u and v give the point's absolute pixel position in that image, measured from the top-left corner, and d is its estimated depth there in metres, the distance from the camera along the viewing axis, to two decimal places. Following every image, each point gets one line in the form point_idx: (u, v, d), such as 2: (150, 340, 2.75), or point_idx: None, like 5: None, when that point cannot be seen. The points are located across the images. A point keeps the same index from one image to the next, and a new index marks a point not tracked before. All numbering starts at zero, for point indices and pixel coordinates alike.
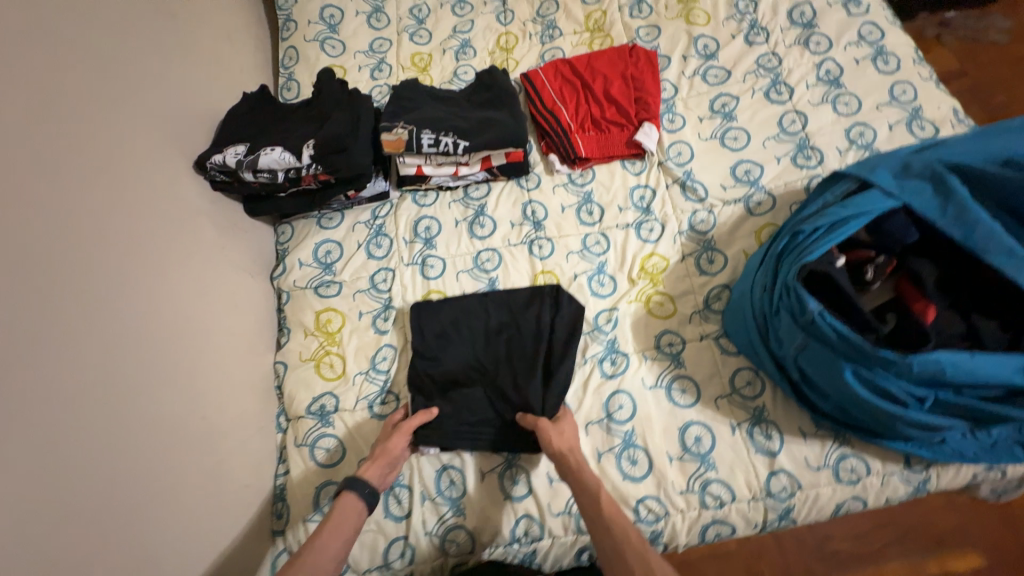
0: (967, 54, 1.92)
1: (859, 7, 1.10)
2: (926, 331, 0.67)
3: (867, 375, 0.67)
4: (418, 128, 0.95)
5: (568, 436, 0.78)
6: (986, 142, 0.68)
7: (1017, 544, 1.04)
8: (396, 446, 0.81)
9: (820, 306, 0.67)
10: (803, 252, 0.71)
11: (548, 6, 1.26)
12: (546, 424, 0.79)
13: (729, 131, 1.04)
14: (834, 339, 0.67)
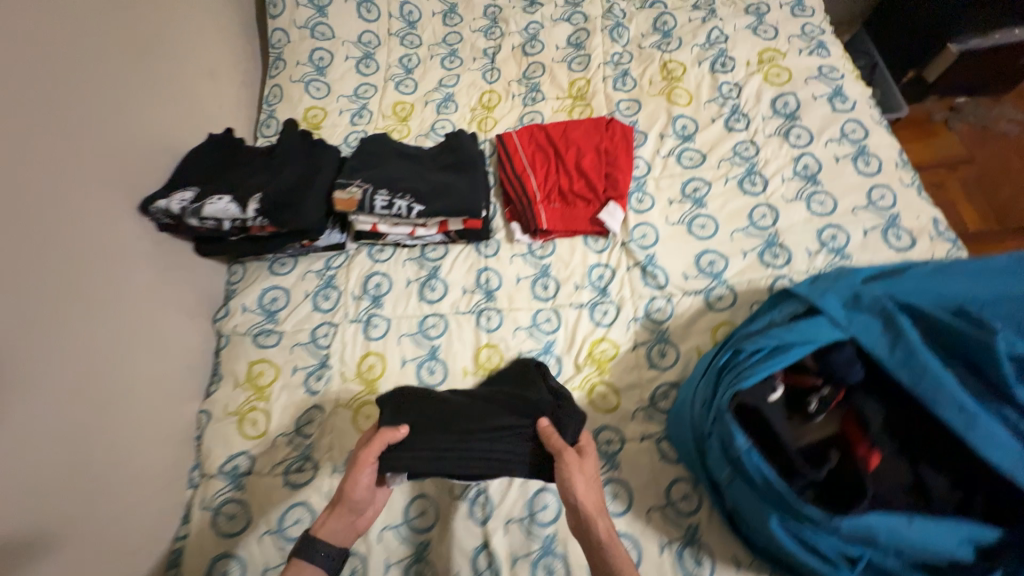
0: (976, 142, 1.88)
1: (845, 103, 1.07)
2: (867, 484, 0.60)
3: (793, 527, 0.61)
4: (375, 188, 0.93)
5: (586, 488, 0.69)
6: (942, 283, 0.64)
7: None
8: (358, 489, 0.71)
9: (747, 443, 0.62)
10: (739, 376, 0.67)
11: (535, 69, 1.26)
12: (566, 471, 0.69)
13: (697, 218, 1.01)
14: (758, 483, 0.61)
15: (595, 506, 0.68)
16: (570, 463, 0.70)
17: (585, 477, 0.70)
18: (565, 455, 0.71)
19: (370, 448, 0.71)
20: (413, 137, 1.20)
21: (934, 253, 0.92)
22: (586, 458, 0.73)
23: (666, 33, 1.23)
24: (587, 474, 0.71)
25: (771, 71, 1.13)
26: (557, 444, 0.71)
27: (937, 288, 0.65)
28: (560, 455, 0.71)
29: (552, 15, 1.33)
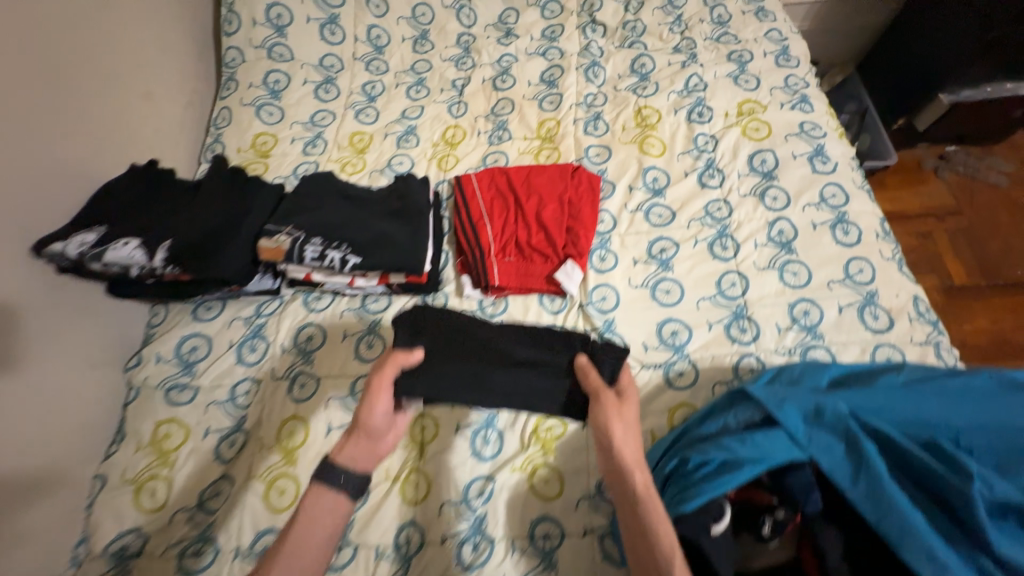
0: (965, 194, 1.82)
1: (825, 164, 1.01)
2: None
3: None
4: (308, 236, 0.85)
5: (627, 424, 0.62)
6: (908, 405, 0.58)
7: None
8: (377, 411, 0.67)
9: None
10: (683, 492, 0.58)
11: (505, 105, 1.19)
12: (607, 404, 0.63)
13: (662, 281, 0.93)
14: None
15: (633, 454, 0.59)
16: (605, 402, 0.64)
17: (623, 417, 0.63)
18: (601, 392, 0.66)
19: (385, 370, 0.69)
20: (368, 172, 1.12)
21: (912, 336, 0.85)
22: (626, 399, 0.66)
23: (644, 75, 1.17)
24: (625, 415, 0.63)
25: (750, 125, 1.06)
26: (592, 382, 0.68)
27: (905, 408, 0.58)
28: (595, 390, 0.67)
29: (526, 49, 1.27)
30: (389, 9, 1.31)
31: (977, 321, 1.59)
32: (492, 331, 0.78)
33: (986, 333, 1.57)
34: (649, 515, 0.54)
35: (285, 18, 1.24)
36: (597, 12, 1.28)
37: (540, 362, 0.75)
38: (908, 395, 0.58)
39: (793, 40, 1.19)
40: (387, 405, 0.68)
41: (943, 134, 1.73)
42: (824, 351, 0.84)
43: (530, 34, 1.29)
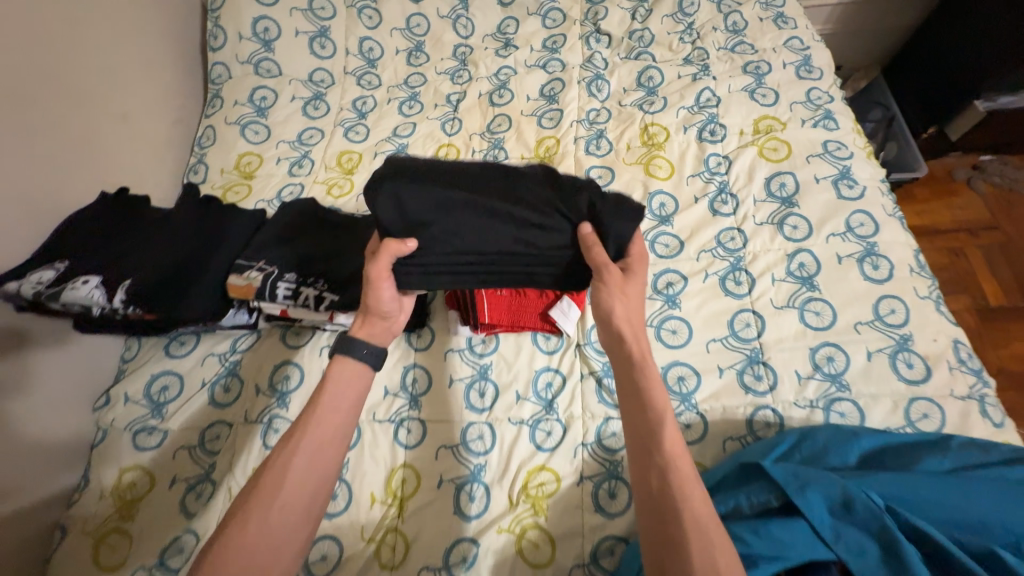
0: (1003, 207, 1.69)
1: (852, 189, 0.91)
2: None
3: None
4: (281, 272, 0.80)
5: (629, 300, 0.61)
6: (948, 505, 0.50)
7: None
8: (384, 298, 0.67)
9: None
10: None
11: (501, 121, 1.12)
12: (609, 282, 0.61)
13: (668, 320, 0.85)
14: None
15: (631, 329, 0.60)
16: (609, 282, 0.61)
17: (624, 293, 0.61)
18: (605, 272, 0.62)
19: (379, 262, 0.64)
20: (355, 195, 1.05)
21: (952, 389, 0.75)
22: (630, 275, 0.63)
23: (651, 89, 1.08)
24: (626, 293, 0.62)
25: (768, 144, 0.97)
26: (598, 259, 0.62)
27: (953, 507, 0.50)
28: (599, 272, 0.62)
29: (526, 61, 1.19)
30: (382, 20, 1.25)
31: (1017, 347, 1.46)
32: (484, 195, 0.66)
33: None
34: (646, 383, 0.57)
35: (273, 32, 1.19)
36: (602, 20, 1.20)
37: (542, 236, 0.66)
38: (950, 489, 0.51)
39: (816, 49, 1.09)
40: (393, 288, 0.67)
41: (979, 143, 1.60)
42: (851, 405, 0.75)
43: (530, 44, 1.21)
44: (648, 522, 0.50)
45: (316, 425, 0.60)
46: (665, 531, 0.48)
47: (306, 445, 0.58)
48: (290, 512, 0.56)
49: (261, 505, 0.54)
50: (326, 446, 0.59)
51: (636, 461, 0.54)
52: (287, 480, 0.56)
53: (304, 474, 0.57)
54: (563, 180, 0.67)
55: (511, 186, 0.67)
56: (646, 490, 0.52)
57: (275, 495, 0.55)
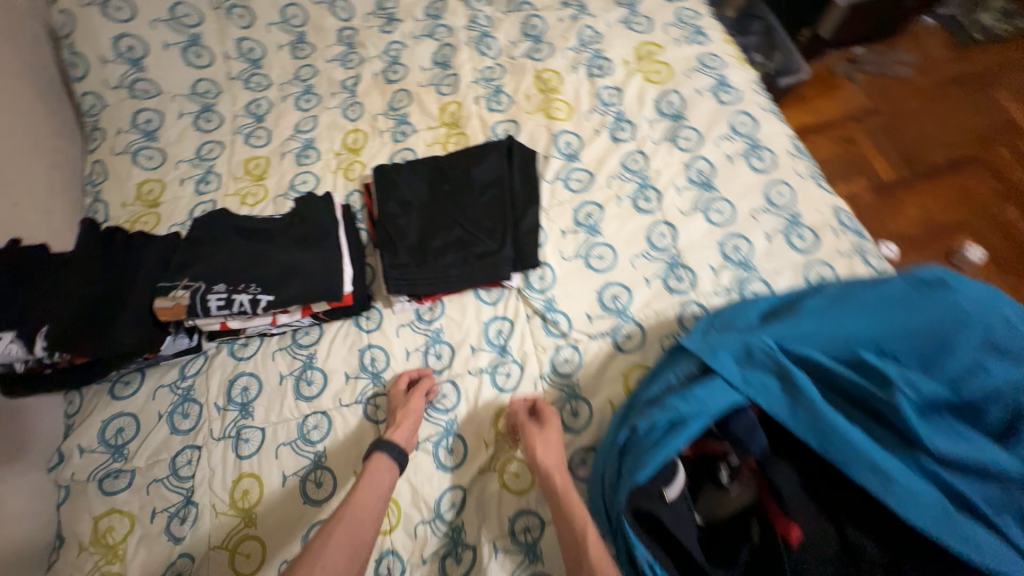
0: (877, 92, 1.87)
1: (729, 95, 1.00)
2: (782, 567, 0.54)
3: None
4: (209, 285, 0.79)
5: (553, 450, 0.73)
6: (833, 325, 0.57)
7: None
8: (416, 408, 0.80)
9: (649, 555, 0.53)
10: (636, 461, 0.57)
11: (401, 97, 1.12)
12: (530, 432, 0.74)
13: (593, 248, 0.91)
14: None
15: (556, 467, 0.71)
16: (529, 433, 0.74)
17: (542, 441, 0.74)
18: (525, 425, 0.76)
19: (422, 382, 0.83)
20: (273, 199, 1.03)
21: (838, 248, 0.86)
22: (548, 426, 0.76)
23: (537, 37, 1.12)
24: (545, 436, 0.74)
25: (650, 68, 1.04)
26: (521, 415, 0.78)
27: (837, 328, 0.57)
28: (521, 423, 0.76)
29: (412, 32, 1.19)
30: (256, 18, 1.20)
31: (914, 214, 1.66)
32: (446, 221, 0.93)
33: (925, 225, 1.64)
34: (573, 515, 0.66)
35: (139, 49, 1.13)
36: None
37: (495, 233, 0.90)
38: (832, 313, 0.58)
39: None
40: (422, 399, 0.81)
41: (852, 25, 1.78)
42: (760, 282, 0.84)
43: (413, 15, 1.20)
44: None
45: (354, 505, 0.68)
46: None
47: (345, 519, 0.66)
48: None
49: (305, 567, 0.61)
50: (364, 519, 0.67)
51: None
52: (327, 550, 0.63)
53: (342, 544, 0.64)
54: (491, 188, 0.94)
55: (458, 208, 0.93)
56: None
57: (317, 561, 0.62)
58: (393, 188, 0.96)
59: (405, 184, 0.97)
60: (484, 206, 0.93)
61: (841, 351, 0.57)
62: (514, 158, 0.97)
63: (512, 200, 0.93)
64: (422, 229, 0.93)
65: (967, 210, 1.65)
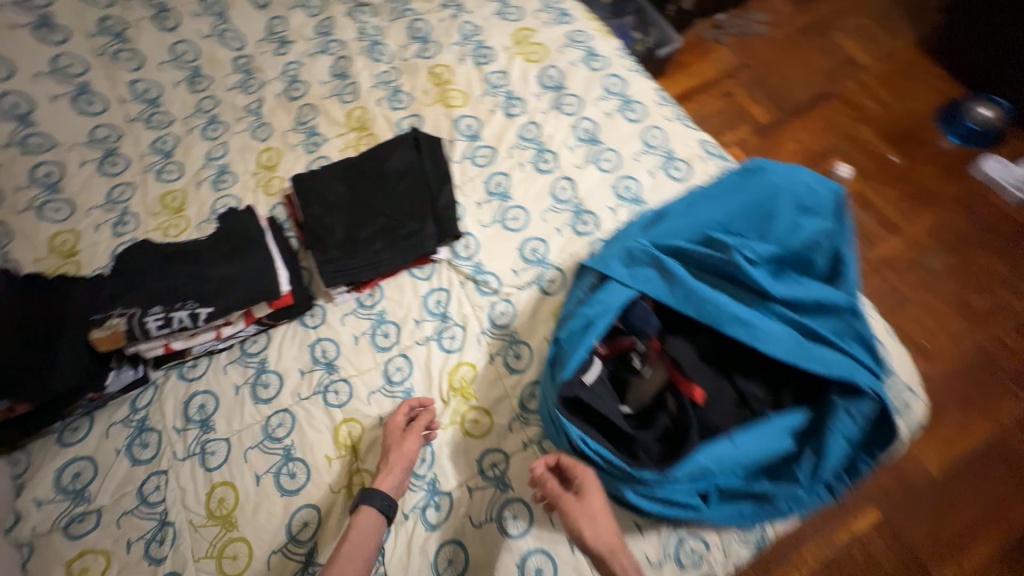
0: (741, 49, 2.14)
1: (598, 62, 1.15)
2: (687, 419, 0.66)
3: (647, 492, 0.64)
4: (144, 309, 0.82)
5: (602, 526, 0.62)
6: (689, 219, 0.70)
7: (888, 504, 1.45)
8: (408, 451, 0.80)
9: (579, 432, 0.64)
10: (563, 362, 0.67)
11: (307, 111, 1.18)
12: (570, 506, 0.63)
13: (508, 212, 1.02)
14: (603, 462, 0.65)
15: (612, 547, 0.60)
16: (566, 507, 0.63)
17: (586, 516, 0.62)
18: (561, 498, 0.64)
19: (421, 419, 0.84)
20: (197, 226, 1.06)
21: (708, 172, 1.02)
22: (588, 494, 0.64)
23: (424, 38, 1.22)
24: (588, 510, 0.62)
25: (528, 50, 1.17)
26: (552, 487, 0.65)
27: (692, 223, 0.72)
28: (555, 499, 0.64)
29: (307, 51, 1.25)
30: (146, 59, 1.23)
31: (790, 147, 1.92)
32: (369, 213, 0.99)
33: (800, 155, 1.91)
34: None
35: (24, 106, 1.11)
36: None
37: (416, 214, 0.98)
38: (688, 210, 0.71)
39: None
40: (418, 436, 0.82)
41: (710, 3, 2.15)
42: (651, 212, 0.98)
43: (304, 35, 1.27)
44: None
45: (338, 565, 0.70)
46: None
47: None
48: None
49: None
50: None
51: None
52: None
53: None
54: (406, 175, 1.02)
55: (378, 199, 1.00)
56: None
57: None
58: (313, 193, 1.02)
59: (325, 187, 1.02)
60: (402, 192, 1.01)
61: (702, 238, 0.70)
62: (421, 145, 1.05)
63: (426, 183, 1.02)
64: (347, 225, 0.99)
65: (830, 136, 1.93)
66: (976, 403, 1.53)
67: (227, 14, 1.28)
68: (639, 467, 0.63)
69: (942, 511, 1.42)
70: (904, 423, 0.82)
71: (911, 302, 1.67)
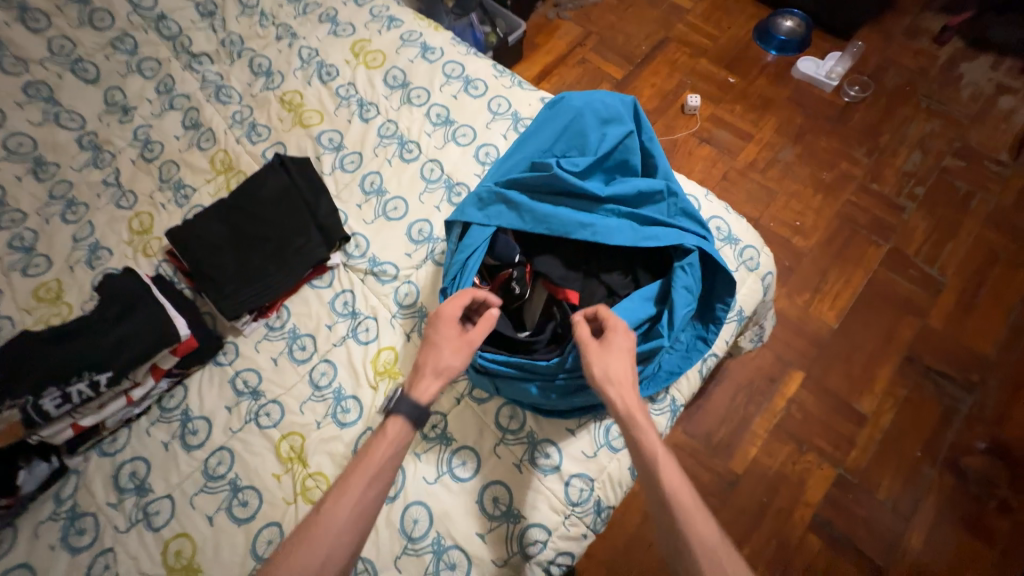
0: (582, 19, 2.34)
1: (434, 53, 1.24)
2: (568, 319, 0.81)
3: (546, 384, 0.79)
4: (39, 394, 0.81)
5: (612, 364, 0.72)
6: (519, 159, 0.86)
7: (818, 364, 1.63)
8: (456, 364, 0.76)
9: (478, 350, 0.81)
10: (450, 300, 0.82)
11: (169, 168, 1.18)
12: (590, 348, 0.73)
13: (387, 204, 1.09)
14: (504, 370, 0.79)
15: (619, 377, 0.71)
16: (588, 348, 0.73)
17: (606, 356, 0.73)
18: (585, 345, 0.73)
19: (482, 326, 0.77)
20: (81, 309, 1.04)
21: None
22: (610, 341, 0.73)
23: (267, 72, 1.26)
24: (609, 350, 0.73)
25: (368, 59, 1.25)
26: (582, 332, 0.74)
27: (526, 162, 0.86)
28: (581, 343, 0.73)
29: (153, 112, 1.25)
30: None
31: (645, 91, 2.14)
32: (254, 241, 1.02)
33: (655, 96, 2.13)
34: (639, 430, 0.69)
35: None
36: (190, 46, 1.30)
37: (299, 229, 1.03)
38: (516, 154, 0.88)
39: None
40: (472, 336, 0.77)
41: None
42: None
43: (146, 98, 1.26)
44: (667, 522, 0.66)
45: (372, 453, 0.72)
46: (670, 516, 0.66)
47: (358, 470, 0.71)
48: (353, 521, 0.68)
49: (325, 507, 0.68)
50: (382, 469, 0.71)
51: (645, 477, 0.68)
52: (348, 488, 0.69)
53: (361, 482, 0.70)
54: (279, 195, 1.06)
55: (258, 226, 1.03)
56: (657, 501, 0.67)
57: (341, 494, 0.69)
58: (190, 237, 1.02)
59: (201, 228, 1.03)
60: (281, 213, 1.04)
61: (534, 168, 0.84)
62: (287, 167, 1.10)
63: (302, 199, 1.06)
64: (233, 258, 1.01)
65: (676, 74, 2.17)
66: (850, 258, 1.78)
67: (55, 95, 1.24)
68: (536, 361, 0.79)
69: (849, 353, 1.64)
70: (756, 276, 1.01)
71: (779, 194, 1.90)
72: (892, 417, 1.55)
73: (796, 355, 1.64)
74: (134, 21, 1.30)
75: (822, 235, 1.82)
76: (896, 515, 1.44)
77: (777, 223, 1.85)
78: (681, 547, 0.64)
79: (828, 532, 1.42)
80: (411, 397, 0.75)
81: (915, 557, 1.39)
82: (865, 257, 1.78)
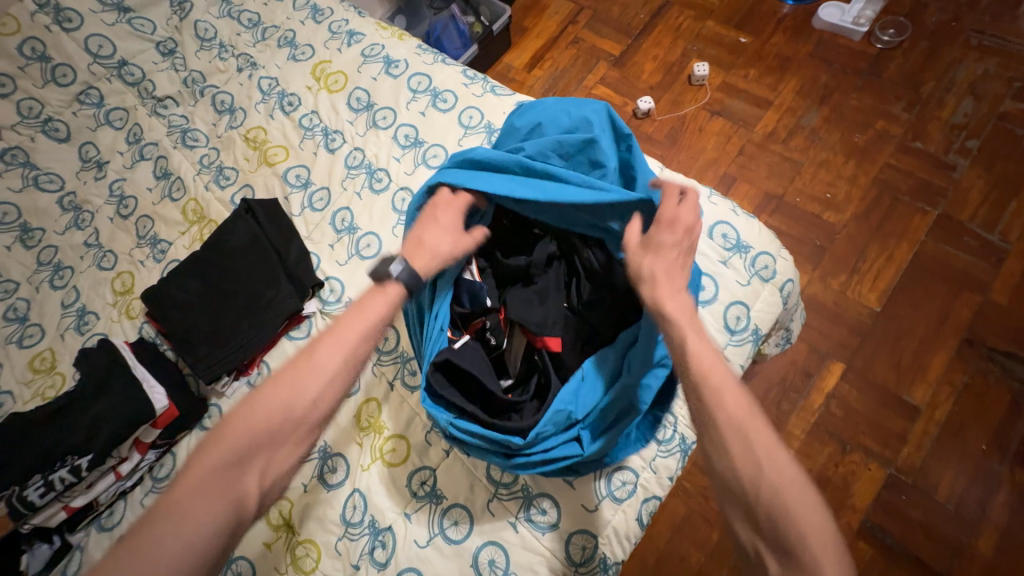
0: None
1: (398, 67, 1.14)
2: (548, 367, 0.76)
3: (523, 454, 0.73)
4: (24, 483, 0.82)
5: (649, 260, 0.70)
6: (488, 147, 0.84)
7: (860, 354, 1.46)
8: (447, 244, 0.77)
9: (449, 417, 0.72)
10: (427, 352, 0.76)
11: (144, 223, 1.15)
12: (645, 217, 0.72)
13: (360, 242, 1.02)
14: (475, 437, 0.73)
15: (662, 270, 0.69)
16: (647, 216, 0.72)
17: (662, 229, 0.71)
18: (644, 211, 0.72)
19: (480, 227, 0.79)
20: (71, 378, 1.03)
21: None
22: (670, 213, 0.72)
23: (230, 109, 1.21)
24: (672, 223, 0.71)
25: (329, 81, 1.17)
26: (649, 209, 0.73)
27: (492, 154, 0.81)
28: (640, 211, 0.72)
29: (125, 164, 1.22)
30: None
31: (647, 65, 1.95)
32: (231, 296, 0.98)
33: (658, 70, 1.94)
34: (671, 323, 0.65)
35: None
36: (154, 90, 1.26)
37: (268, 281, 0.97)
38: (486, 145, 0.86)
39: None
40: (459, 224, 0.80)
41: None
42: None
43: (117, 151, 1.24)
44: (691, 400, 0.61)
45: (363, 305, 0.72)
46: (694, 397, 0.61)
47: (343, 322, 0.70)
48: (342, 360, 0.68)
49: (316, 343, 0.69)
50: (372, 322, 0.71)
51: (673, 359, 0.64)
52: (339, 329, 0.69)
53: (356, 332, 0.69)
54: (245, 245, 1.01)
55: (229, 280, 0.99)
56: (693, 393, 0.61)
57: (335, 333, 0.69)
58: (163, 298, 0.98)
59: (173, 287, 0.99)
60: (248, 264, 0.99)
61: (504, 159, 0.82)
62: (254, 213, 1.04)
63: (270, 248, 1.00)
64: (207, 318, 0.97)
65: (681, 42, 1.97)
66: (891, 230, 1.58)
67: (31, 159, 1.24)
68: (511, 437, 0.72)
69: (896, 338, 1.47)
70: (772, 287, 0.88)
71: (806, 165, 1.70)
72: (949, 406, 1.38)
73: (834, 345, 1.48)
74: (96, 71, 1.27)
75: (858, 206, 1.62)
76: (959, 517, 1.28)
77: (805, 198, 1.66)
78: (706, 427, 0.60)
79: (881, 539, 1.29)
80: (410, 264, 0.74)
81: (984, 563, 1.24)
82: (910, 226, 1.57)
